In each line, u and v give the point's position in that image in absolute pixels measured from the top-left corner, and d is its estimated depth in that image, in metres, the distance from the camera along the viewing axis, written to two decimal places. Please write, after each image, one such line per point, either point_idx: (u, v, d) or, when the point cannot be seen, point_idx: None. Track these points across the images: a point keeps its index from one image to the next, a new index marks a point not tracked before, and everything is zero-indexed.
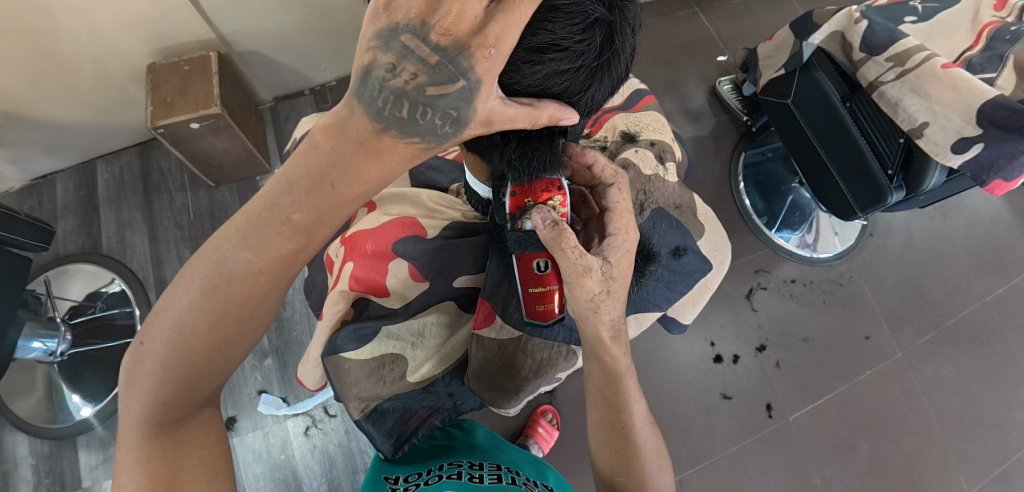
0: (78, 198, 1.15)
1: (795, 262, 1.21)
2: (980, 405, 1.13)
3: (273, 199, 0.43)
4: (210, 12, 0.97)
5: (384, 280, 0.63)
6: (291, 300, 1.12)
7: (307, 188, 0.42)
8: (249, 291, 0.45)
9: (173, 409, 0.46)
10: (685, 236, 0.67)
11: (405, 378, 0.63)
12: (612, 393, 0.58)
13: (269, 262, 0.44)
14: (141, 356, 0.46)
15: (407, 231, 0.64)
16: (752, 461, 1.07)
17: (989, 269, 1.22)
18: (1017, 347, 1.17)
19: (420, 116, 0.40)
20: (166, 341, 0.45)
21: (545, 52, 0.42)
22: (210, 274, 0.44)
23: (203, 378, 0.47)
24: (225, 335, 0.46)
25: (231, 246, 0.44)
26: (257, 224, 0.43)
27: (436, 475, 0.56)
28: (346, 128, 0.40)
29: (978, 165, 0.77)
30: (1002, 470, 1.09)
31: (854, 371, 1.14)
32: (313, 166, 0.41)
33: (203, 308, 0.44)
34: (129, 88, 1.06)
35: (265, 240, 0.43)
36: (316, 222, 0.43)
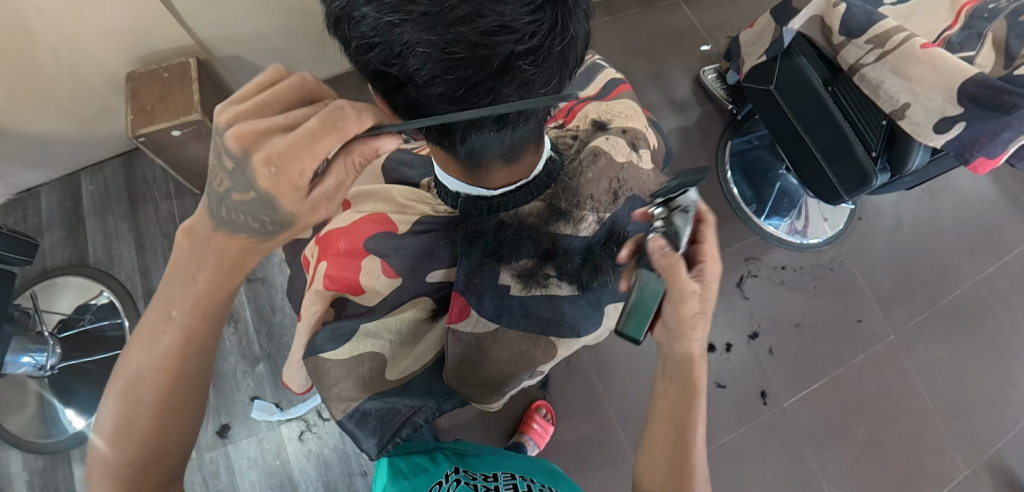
0: (63, 211, 1.14)
1: (785, 248, 1.21)
2: (975, 385, 1.13)
3: (156, 309, 0.51)
4: (187, 17, 0.97)
5: (359, 278, 0.64)
6: (280, 305, 1.11)
7: (180, 287, 0.50)
8: (168, 373, 0.50)
9: (149, 484, 0.49)
10: None
11: (383, 376, 0.63)
12: (679, 404, 0.55)
13: (175, 345, 0.50)
14: (95, 470, 0.48)
15: (378, 227, 0.65)
16: (747, 448, 1.08)
17: (979, 249, 1.22)
18: (1009, 325, 1.17)
19: (238, 218, 0.48)
20: (118, 440, 0.48)
21: (498, 35, 0.40)
22: (128, 378, 0.49)
23: (163, 454, 0.50)
24: (162, 415, 0.50)
25: (133, 350, 0.50)
26: (150, 326, 0.50)
27: (458, 484, 0.58)
28: (193, 235, 0.50)
29: (961, 143, 0.77)
30: (998, 447, 1.10)
31: (846, 355, 1.14)
32: (176, 272, 0.51)
33: (134, 404, 0.49)
34: (109, 96, 1.05)
35: (159, 334, 0.50)
36: (196, 305, 0.51)
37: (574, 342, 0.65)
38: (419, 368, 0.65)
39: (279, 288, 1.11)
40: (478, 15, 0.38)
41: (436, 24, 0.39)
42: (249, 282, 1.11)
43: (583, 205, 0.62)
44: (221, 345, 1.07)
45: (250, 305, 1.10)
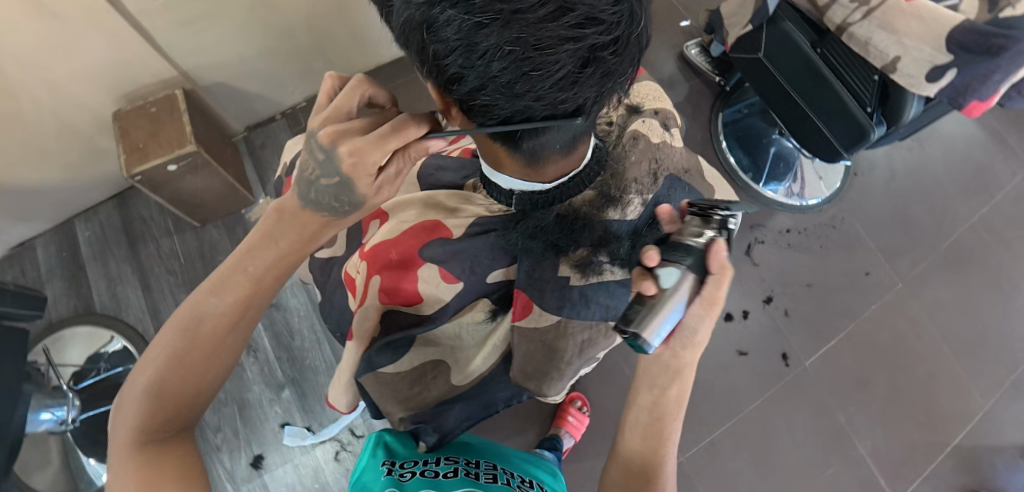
0: (61, 260, 1.12)
1: (788, 211, 1.23)
2: (985, 322, 1.17)
3: (235, 263, 0.56)
4: (168, 49, 0.95)
5: (416, 289, 0.61)
6: (298, 328, 1.09)
7: (260, 248, 0.57)
8: (218, 323, 0.55)
9: (161, 425, 0.51)
10: (698, 197, 0.65)
11: (446, 380, 0.67)
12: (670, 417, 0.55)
13: (235, 300, 0.56)
14: (130, 392, 0.52)
15: (431, 235, 0.63)
16: (775, 410, 1.11)
17: (972, 190, 1.25)
18: (1010, 261, 1.21)
19: (320, 197, 0.56)
20: (155, 370, 0.52)
21: (584, 28, 0.41)
22: (187, 315, 0.54)
23: (184, 401, 0.53)
24: (192, 361, 0.53)
25: (203, 292, 0.56)
26: (228, 274, 0.56)
27: (432, 468, 0.56)
28: (286, 206, 0.58)
29: (954, 89, 0.78)
30: (1012, 380, 1.14)
31: (859, 308, 1.17)
32: (266, 232, 0.58)
33: (181, 342, 0.53)
34: (96, 137, 1.02)
35: (231, 286, 0.56)
36: (264, 274, 0.57)
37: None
38: (479, 368, 0.67)
39: (294, 311, 1.10)
40: (567, 10, 0.39)
41: (526, 22, 0.39)
42: (263, 309, 1.10)
43: (628, 188, 0.63)
44: (244, 375, 1.06)
45: (267, 332, 1.08)
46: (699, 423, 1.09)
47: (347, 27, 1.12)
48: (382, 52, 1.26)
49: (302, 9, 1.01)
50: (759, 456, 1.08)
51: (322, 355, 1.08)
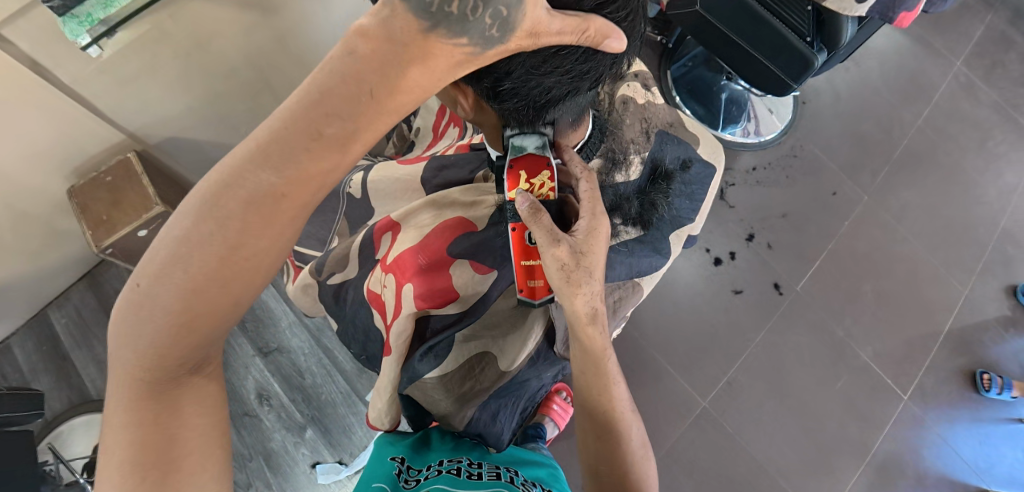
0: (42, 354, 1.07)
1: (750, 150, 1.28)
2: (948, 214, 1.25)
3: (299, 112, 0.35)
4: (111, 112, 0.91)
5: (451, 285, 0.56)
6: (307, 366, 1.07)
7: (342, 100, 0.35)
8: (269, 216, 0.37)
9: (169, 364, 0.38)
10: (687, 147, 0.64)
11: (494, 370, 0.60)
12: (596, 376, 0.55)
13: (299, 184, 0.36)
14: (140, 301, 0.37)
15: (457, 232, 0.57)
16: (780, 339, 1.16)
17: (911, 95, 1.33)
18: (957, 153, 1.29)
19: (470, 12, 0.36)
20: (174, 283, 0.36)
21: (603, 6, 0.41)
22: (220, 188, 0.36)
23: (205, 333, 0.38)
24: (229, 276, 0.37)
25: (245, 156, 0.36)
26: (282, 138, 0.36)
27: (437, 470, 0.55)
28: (390, 28, 0.35)
29: (883, 5, 0.82)
30: (982, 263, 1.22)
31: (834, 226, 1.23)
32: (349, 68, 0.35)
33: (221, 236, 0.36)
34: (55, 221, 0.98)
35: (294, 157, 0.36)
36: (351, 135, 0.36)
37: (654, 276, 0.64)
38: (530, 352, 0.58)
39: (298, 351, 1.08)
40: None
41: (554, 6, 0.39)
42: (267, 356, 1.07)
43: (626, 148, 0.61)
44: (262, 425, 1.04)
45: (276, 377, 1.06)
46: (713, 367, 1.13)
47: (289, 56, 1.10)
48: None
49: (241, 46, 0.99)
50: (775, 384, 1.13)
51: (336, 387, 1.07)
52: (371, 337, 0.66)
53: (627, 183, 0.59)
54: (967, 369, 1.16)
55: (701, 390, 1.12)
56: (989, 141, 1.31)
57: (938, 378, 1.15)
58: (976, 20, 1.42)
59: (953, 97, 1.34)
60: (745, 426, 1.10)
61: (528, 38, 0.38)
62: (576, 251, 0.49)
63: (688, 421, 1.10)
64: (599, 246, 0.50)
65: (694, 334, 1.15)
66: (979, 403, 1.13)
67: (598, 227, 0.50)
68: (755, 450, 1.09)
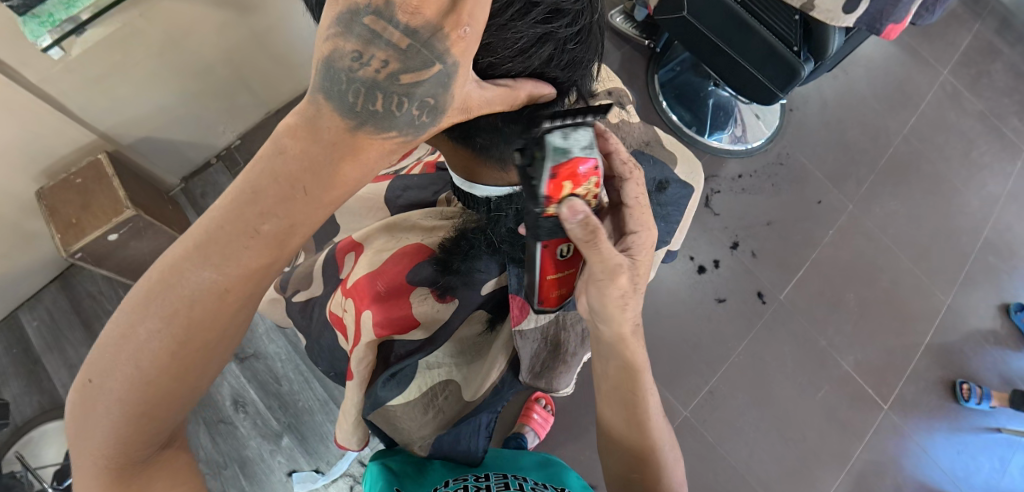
0: (13, 357, 1.04)
1: (735, 157, 1.28)
2: (932, 224, 1.25)
3: (234, 210, 0.36)
4: (80, 112, 0.89)
5: (412, 313, 0.54)
6: (283, 373, 1.06)
7: (275, 200, 0.35)
8: (216, 311, 0.37)
9: (133, 446, 0.39)
10: (663, 168, 0.63)
11: (459, 398, 0.59)
12: (630, 389, 0.53)
13: (240, 280, 0.37)
14: (96, 394, 0.38)
15: (417, 260, 0.56)
16: (762, 347, 1.15)
17: (898, 104, 1.33)
18: (942, 163, 1.29)
19: (395, 107, 0.36)
20: (127, 376, 0.37)
21: (551, 21, 0.40)
22: (161, 287, 0.36)
23: (163, 416, 0.39)
24: (181, 366, 0.38)
25: (183, 254, 0.36)
26: (217, 238, 0.36)
27: (448, 488, 0.56)
28: (317, 128, 0.36)
29: (870, 16, 0.80)
30: (965, 273, 1.22)
31: (818, 234, 1.23)
32: (281, 170, 0.35)
33: (168, 333, 0.36)
34: (24, 223, 0.95)
35: (232, 256, 0.36)
36: (289, 232, 0.37)
37: None
38: (494, 382, 0.59)
39: (275, 357, 1.07)
40: (534, 5, 0.38)
41: (494, 27, 0.38)
42: (242, 362, 1.06)
43: None
44: (237, 433, 1.02)
45: (252, 383, 1.05)
46: (695, 375, 1.13)
47: (267, 52, 1.07)
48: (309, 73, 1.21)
49: (215, 45, 0.97)
50: (756, 393, 1.13)
51: (314, 394, 1.06)
52: (338, 356, 0.64)
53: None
54: (948, 380, 1.16)
55: (682, 399, 1.11)
56: (974, 151, 1.31)
57: (918, 388, 1.15)
58: (964, 29, 1.42)
59: (941, 106, 1.34)
60: (727, 435, 1.10)
61: (462, 112, 0.39)
62: (633, 277, 0.48)
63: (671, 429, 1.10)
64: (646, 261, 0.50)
65: (676, 341, 1.15)
66: (958, 413, 1.13)
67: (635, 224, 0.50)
68: (734, 459, 1.09)
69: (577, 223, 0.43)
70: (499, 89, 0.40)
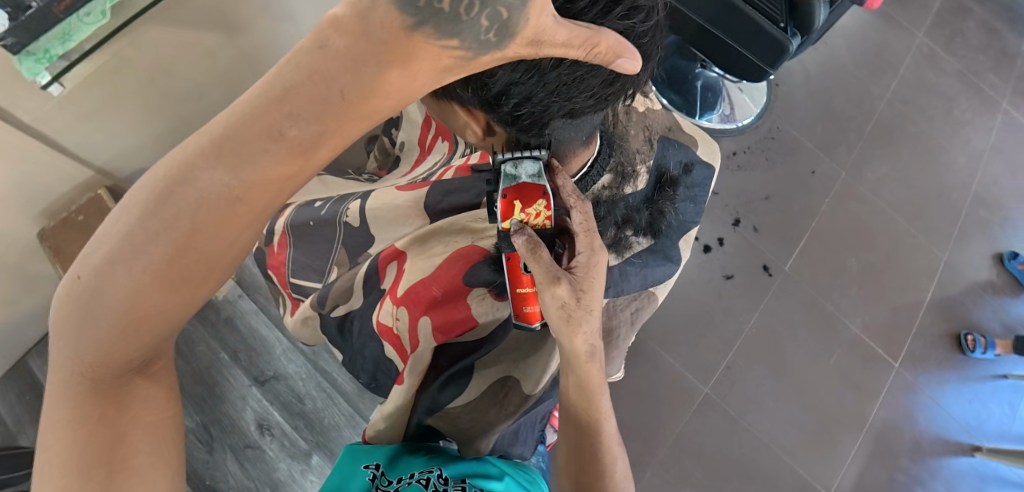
0: (26, 405, 1.02)
1: (728, 136, 1.30)
2: (922, 183, 1.28)
3: (262, 107, 0.31)
4: (76, 148, 0.87)
5: (470, 315, 0.55)
6: (305, 392, 1.05)
7: (308, 102, 0.30)
8: (224, 221, 0.33)
9: (113, 362, 0.35)
10: (688, 150, 0.64)
11: (518, 395, 0.57)
12: (587, 407, 0.52)
13: (256, 190, 0.32)
14: (81, 295, 0.33)
15: (472, 260, 0.55)
16: (773, 318, 1.18)
17: (878, 69, 1.36)
18: (926, 123, 1.33)
19: (465, 10, 0.30)
20: (117, 281, 0.33)
21: (630, 17, 0.40)
22: (169, 185, 0.32)
23: (152, 332, 0.35)
24: (175, 279, 0.33)
25: (198, 151, 0.32)
26: (238, 136, 0.31)
27: (406, 482, 0.53)
28: (368, 18, 0.30)
29: None
30: (959, 228, 1.26)
31: (815, 203, 1.25)
32: (318, 65, 0.30)
33: (167, 238, 0.32)
34: (27, 267, 0.93)
35: (253, 159, 0.31)
36: (317, 141, 0.32)
37: (667, 284, 0.62)
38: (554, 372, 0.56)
39: (296, 377, 1.06)
40: (614, 2, 0.38)
41: None
42: (263, 385, 1.05)
43: (634, 158, 0.59)
44: (266, 456, 1.02)
45: (275, 405, 1.04)
46: (712, 352, 1.15)
47: (257, 72, 1.06)
48: None
49: (205, 68, 0.95)
50: (772, 364, 1.15)
51: (339, 410, 1.05)
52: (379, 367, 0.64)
53: (634, 193, 0.58)
54: (953, 332, 1.20)
55: (701, 377, 1.13)
56: (956, 109, 1.35)
57: (925, 343, 1.18)
58: None
59: (918, 68, 1.38)
60: (748, 407, 1.13)
61: (529, 46, 0.33)
62: (575, 292, 0.48)
63: (693, 407, 1.12)
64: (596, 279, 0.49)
65: (689, 321, 1.17)
66: (966, 363, 1.17)
67: (597, 260, 0.49)
68: (757, 430, 1.12)
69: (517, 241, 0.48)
70: (579, 28, 0.33)
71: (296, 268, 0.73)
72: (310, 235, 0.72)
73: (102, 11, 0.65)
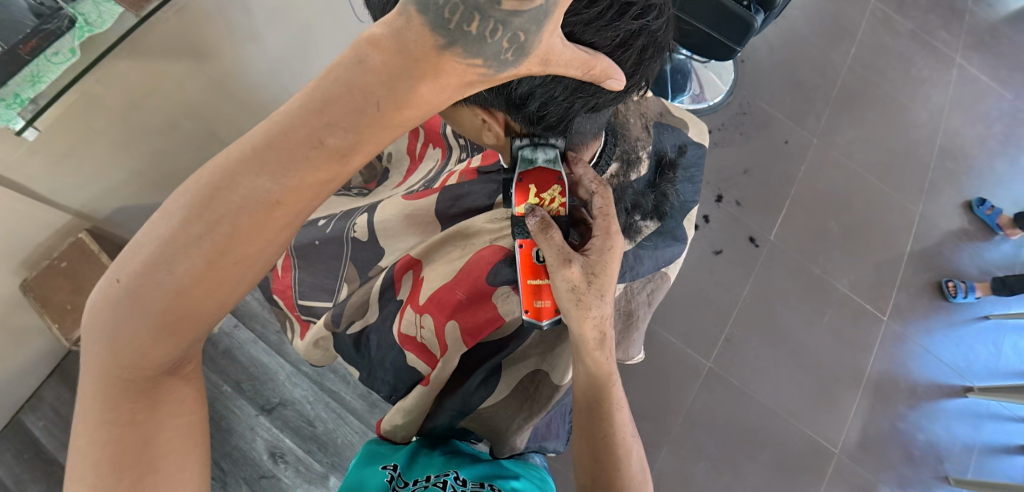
0: (25, 462, 0.99)
1: (701, 115, 1.33)
2: (889, 142, 1.33)
3: (303, 117, 0.33)
4: (51, 193, 0.84)
5: (497, 314, 0.56)
6: (315, 414, 1.04)
7: (345, 111, 0.33)
8: (263, 224, 0.35)
9: (149, 366, 0.36)
10: (680, 134, 0.66)
11: (546, 390, 0.59)
12: (599, 395, 0.52)
13: (296, 192, 0.34)
14: (120, 299, 0.35)
15: (494, 261, 0.55)
16: (765, 287, 1.21)
17: (836, 37, 1.41)
18: (886, 84, 1.38)
19: (490, 33, 0.33)
20: (159, 284, 0.34)
21: (644, 16, 0.41)
22: (213, 189, 0.34)
23: (188, 336, 0.37)
24: (214, 279, 0.35)
25: (240, 159, 0.34)
26: (281, 143, 0.34)
27: (423, 486, 0.54)
28: (402, 38, 0.33)
29: None
30: (928, 181, 1.31)
31: (792, 172, 1.29)
32: (356, 80, 0.33)
33: (209, 239, 0.34)
34: (12, 321, 0.90)
35: (295, 164, 0.34)
36: (354, 148, 0.34)
37: (677, 264, 0.63)
38: None
39: (303, 401, 1.05)
40: (630, 3, 0.40)
41: None
42: (271, 412, 1.04)
43: (635, 146, 0.60)
44: (282, 484, 1.00)
45: (286, 432, 1.02)
46: (711, 326, 1.18)
47: (229, 98, 1.05)
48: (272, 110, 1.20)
49: (176, 98, 0.93)
50: (769, 331, 1.18)
51: (351, 428, 1.04)
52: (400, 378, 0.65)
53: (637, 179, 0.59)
54: (935, 281, 1.25)
55: (703, 352, 1.16)
56: (914, 69, 1.41)
57: (910, 294, 1.23)
58: None
59: (874, 33, 1.43)
60: (751, 377, 1.15)
61: (540, 65, 0.36)
62: (586, 272, 0.48)
63: (699, 382, 1.14)
64: (610, 265, 0.49)
65: (685, 299, 1.19)
66: (950, 309, 1.22)
67: (612, 246, 0.50)
68: (761, 397, 1.14)
69: (531, 221, 0.49)
70: (578, 52, 0.37)
71: (304, 289, 0.73)
72: (314, 256, 0.72)
73: (70, 48, 0.58)
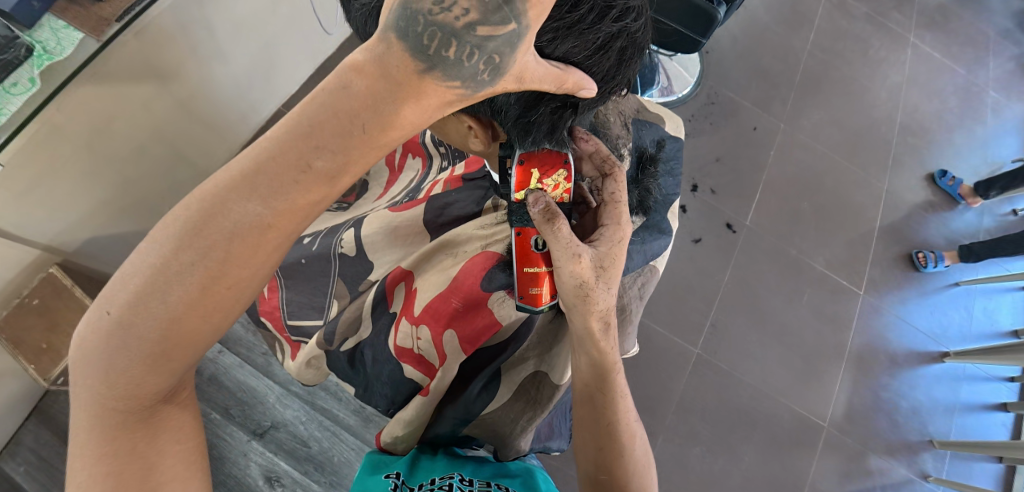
0: None
1: (671, 108, 1.35)
2: (852, 122, 1.38)
3: (290, 142, 0.33)
4: (19, 231, 0.81)
5: (494, 319, 0.56)
6: (309, 434, 1.02)
7: (333, 134, 0.33)
8: (254, 248, 0.34)
9: (144, 395, 0.36)
10: (657, 129, 0.68)
11: (547, 390, 0.60)
12: (602, 387, 0.53)
13: (287, 215, 0.34)
14: (111, 330, 0.35)
15: (488, 266, 0.55)
16: (746, 271, 1.24)
17: (795, 24, 1.45)
18: (845, 67, 1.43)
19: (465, 57, 0.34)
20: (151, 314, 0.34)
21: (623, 19, 0.42)
22: (202, 216, 0.34)
23: (180, 362, 0.36)
24: (207, 306, 0.35)
25: (228, 185, 0.34)
26: (270, 169, 0.33)
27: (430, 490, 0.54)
28: (383, 62, 0.33)
29: None
30: (892, 157, 1.36)
31: (763, 157, 1.32)
32: (342, 105, 0.33)
33: (201, 266, 0.34)
34: None
35: (284, 189, 0.33)
36: (342, 171, 0.34)
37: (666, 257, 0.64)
38: None
39: (296, 421, 1.03)
40: (609, 6, 0.40)
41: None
42: (263, 436, 1.02)
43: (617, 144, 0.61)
44: None
45: (280, 455, 1.01)
46: (696, 313, 1.20)
47: (197, 119, 1.02)
48: (241, 128, 1.17)
49: (142, 123, 0.91)
50: (753, 314, 1.21)
51: (347, 445, 1.03)
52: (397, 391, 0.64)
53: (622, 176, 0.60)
54: (905, 253, 1.29)
55: (691, 339, 1.18)
56: (870, 50, 1.45)
57: (883, 267, 1.27)
58: None
59: (830, 18, 1.47)
60: (738, 360, 1.18)
61: (516, 83, 0.37)
62: (595, 264, 0.49)
63: (689, 369, 1.16)
64: (617, 254, 0.51)
65: (670, 289, 1.21)
66: (921, 279, 1.27)
67: (621, 236, 0.52)
68: (750, 378, 1.17)
69: (534, 209, 0.48)
70: (551, 67, 0.38)
71: (292, 309, 0.72)
72: (302, 274, 0.72)
73: (30, 77, 0.55)
